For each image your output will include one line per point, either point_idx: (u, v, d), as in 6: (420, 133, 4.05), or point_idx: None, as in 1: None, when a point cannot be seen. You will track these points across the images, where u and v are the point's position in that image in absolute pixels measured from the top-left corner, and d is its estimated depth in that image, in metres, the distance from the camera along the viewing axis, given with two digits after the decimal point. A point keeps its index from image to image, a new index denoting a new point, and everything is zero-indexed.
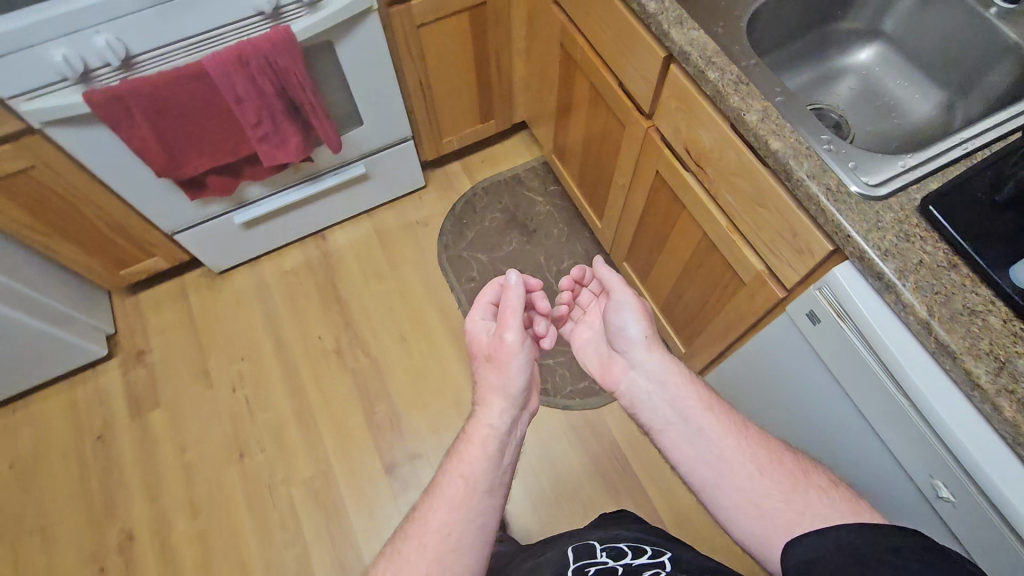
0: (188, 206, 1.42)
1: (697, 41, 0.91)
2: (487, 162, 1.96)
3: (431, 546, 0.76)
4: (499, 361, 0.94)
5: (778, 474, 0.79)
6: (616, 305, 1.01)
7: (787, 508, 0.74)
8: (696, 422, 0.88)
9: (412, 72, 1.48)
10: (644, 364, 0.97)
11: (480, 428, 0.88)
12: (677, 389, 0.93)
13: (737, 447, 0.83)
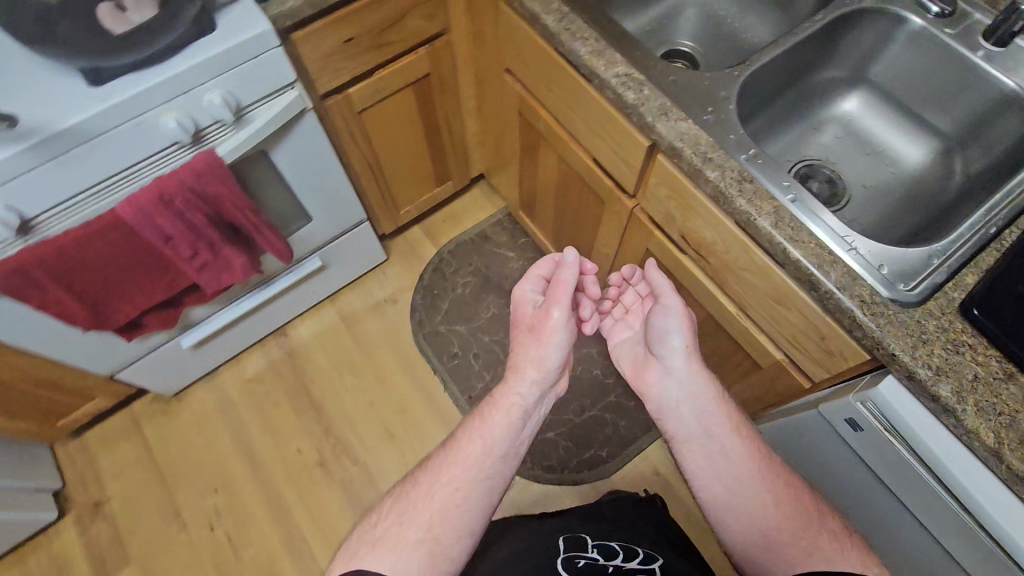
0: (126, 346, 1.24)
1: (688, 134, 0.82)
2: (450, 221, 1.83)
3: (435, 506, 0.77)
4: (538, 331, 0.91)
5: (792, 501, 0.76)
6: (659, 308, 0.90)
7: (791, 535, 0.73)
8: (718, 439, 0.81)
9: (360, 156, 1.34)
10: (682, 375, 0.86)
11: (506, 400, 0.87)
12: (709, 405, 0.83)
13: (759, 473, 0.78)
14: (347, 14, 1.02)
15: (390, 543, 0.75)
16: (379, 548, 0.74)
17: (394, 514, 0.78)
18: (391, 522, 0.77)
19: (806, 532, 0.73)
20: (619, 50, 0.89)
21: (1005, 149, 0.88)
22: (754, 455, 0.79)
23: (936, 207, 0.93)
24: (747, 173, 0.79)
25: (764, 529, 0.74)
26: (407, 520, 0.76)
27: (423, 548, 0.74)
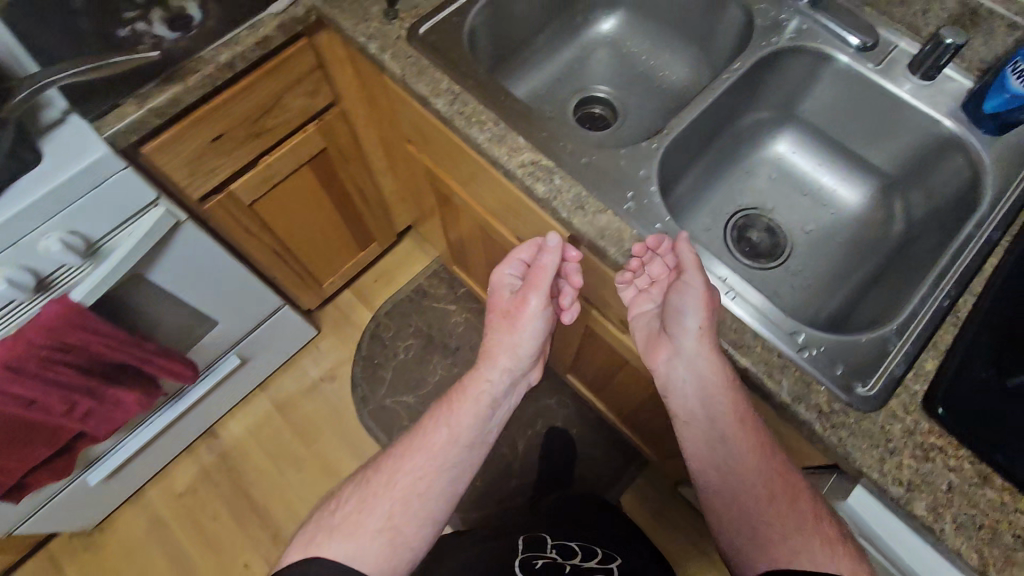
0: (19, 506, 1.09)
1: (609, 229, 0.73)
2: (382, 279, 1.70)
3: (394, 492, 0.75)
4: (512, 318, 0.81)
5: (791, 487, 0.67)
6: (677, 289, 0.67)
7: (781, 527, 0.65)
8: (716, 425, 0.69)
9: (260, 244, 1.20)
10: (692, 365, 0.68)
11: (477, 389, 0.81)
12: (716, 394, 0.67)
13: (758, 461, 0.68)
14: (204, 113, 0.88)
15: (348, 531, 0.72)
16: (335, 537, 0.72)
17: (351, 504, 0.75)
18: (348, 510, 0.74)
19: (796, 531, 0.65)
20: (522, 133, 0.78)
21: (946, 196, 0.82)
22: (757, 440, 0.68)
23: (882, 257, 0.86)
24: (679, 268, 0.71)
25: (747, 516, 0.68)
26: (367, 509, 0.74)
27: (382, 540, 0.72)
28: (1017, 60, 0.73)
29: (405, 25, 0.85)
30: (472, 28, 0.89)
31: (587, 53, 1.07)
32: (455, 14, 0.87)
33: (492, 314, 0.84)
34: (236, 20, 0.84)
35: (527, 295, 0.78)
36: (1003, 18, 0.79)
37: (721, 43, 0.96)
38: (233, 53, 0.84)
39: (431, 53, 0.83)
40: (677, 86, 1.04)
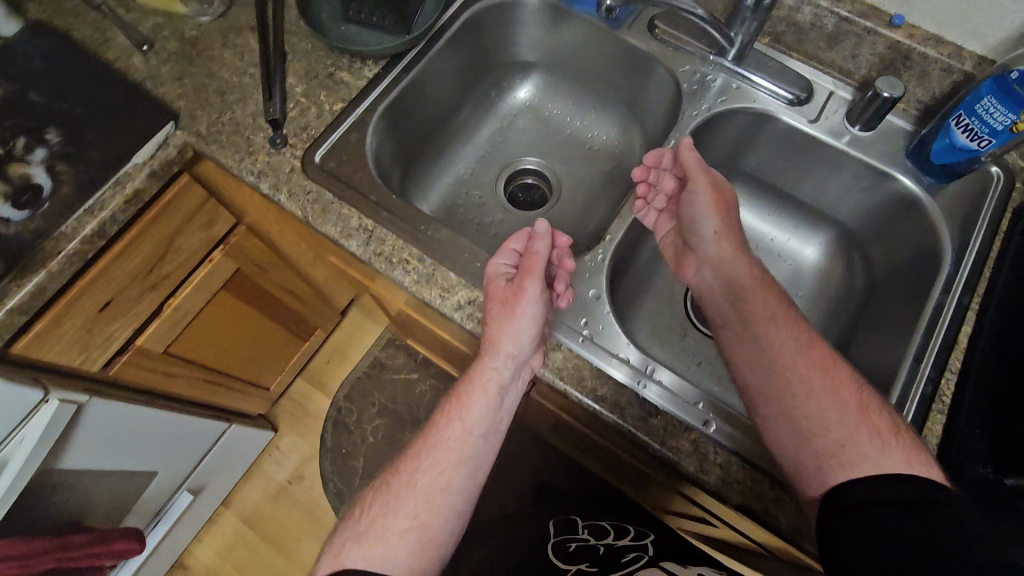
0: None
1: (566, 367, 0.66)
2: (334, 359, 1.59)
3: (417, 488, 0.64)
4: (512, 302, 0.64)
5: (842, 384, 0.62)
6: (689, 203, 0.74)
7: (833, 428, 0.60)
8: (751, 323, 0.68)
9: (186, 381, 1.08)
10: (720, 267, 0.72)
11: (484, 384, 0.67)
12: (742, 288, 0.70)
13: (802, 358, 0.64)
14: (82, 287, 0.75)
15: (378, 535, 0.62)
16: (366, 542, 0.61)
17: (373, 504, 0.65)
18: (374, 510, 0.64)
19: (850, 427, 0.60)
20: (453, 268, 0.70)
21: (908, 251, 0.77)
22: (798, 334, 0.66)
23: (851, 313, 0.82)
24: (648, 400, 0.64)
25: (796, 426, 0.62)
26: (394, 509, 0.63)
27: (415, 539, 0.62)
28: (959, 112, 0.69)
29: (296, 154, 0.75)
30: (376, 140, 0.79)
31: (509, 124, 0.98)
32: (353, 129, 0.77)
33: (485, 305, 0.67)
34: (95, 181, 0.72)
35: (525, 281, 0.64)
36: (937, 61, 0.73)
37: (651, 103, 0.89)
38: (99, 219, 0.72)
39: (333, 183, 0.73)
40: (611, 147, 0.95)
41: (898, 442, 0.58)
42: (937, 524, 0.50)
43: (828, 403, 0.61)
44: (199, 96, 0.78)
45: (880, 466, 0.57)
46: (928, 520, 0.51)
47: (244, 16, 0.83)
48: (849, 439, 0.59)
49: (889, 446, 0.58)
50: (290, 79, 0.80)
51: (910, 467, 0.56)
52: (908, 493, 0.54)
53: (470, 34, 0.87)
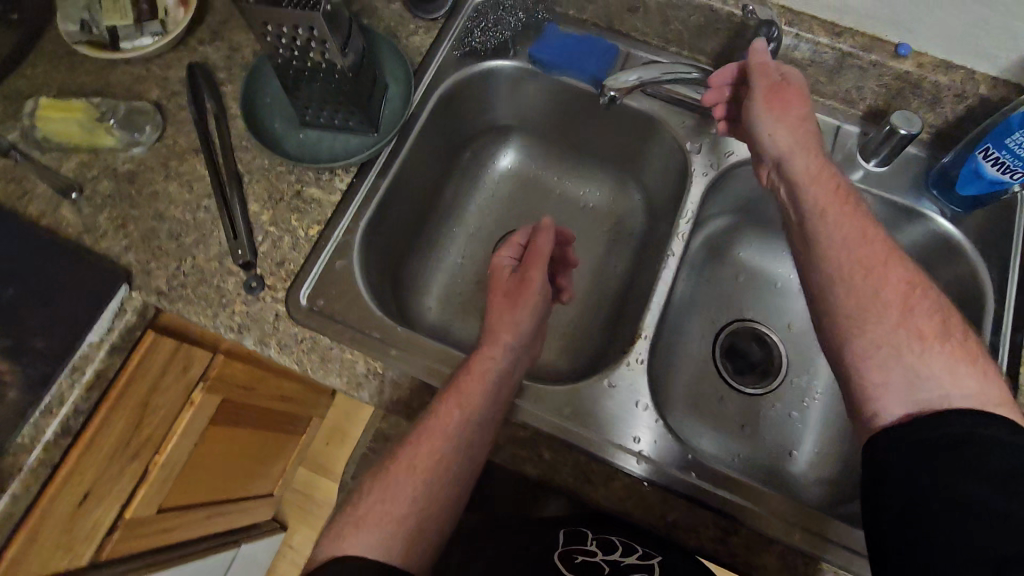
0: None
1: (631, 495, 0.60)
2: (336, 437, 1.50)
3: (420, 472, 0.59)
4: (517, 292, 0.68)
5: (890, 279, 0.56)
6: (750, 110, 0.66)
7: (871, 326, 0.55)
8: (804, 222, 0.63)
9: (184, 525, 0.96)
10: (784, 173, 0.65)
11: (489, 370, 0.62)
12: (800, 186, 0.63)
13: (849, 255, 0.58)
14: (55, 492, 0.63)
15: (377, 520, 0.57)
16: (363, 527, 0.56)
17: (372, 486, 0.59)
18: (373, 494, 0.58)
19: (892, 325, 0.55)
20: None
21: (941, 288, 0.74)
22: (854, 227, 0.59)
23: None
24: (711, 491, 0.61)
25: (836, 318, 0.57)
26: (399, 493, 0.58)
27: (416, 520, 0.58)
28: (987, 144, 0.65)
29: (277, 296, 0.66)
30: (363, 258, 0.70)
31: (496, 194, 0.89)
32: (336, 254, 0.69)
33: (490, 298, 0.70)
34: (48, 376, 0.62)
35: (528, 272, 0.68)
36: (950, 88, 0.68)
37: (649, 157, 0.82)
38: (59, 416, 0.63)
39: (328, 325, 0.65)
40: (610, 205, 0.87)
41: (943, 346, 0.53)
42: (979, 463, 0.45)
43: (869, 298, 0.56)
44: (149, 245, 0.68)
45: (921, 376, 0.52)
46: (966, 470, 0.45)
47: (182, 136, 0.72)
48: (889, 339, 0.54)
49: (930, 354, 0.53)
50: (252, 206, 0.70)
51: (953, 381, 0.51)
52: (939, 429, 0.48)
53: (440, 115, 0.78)
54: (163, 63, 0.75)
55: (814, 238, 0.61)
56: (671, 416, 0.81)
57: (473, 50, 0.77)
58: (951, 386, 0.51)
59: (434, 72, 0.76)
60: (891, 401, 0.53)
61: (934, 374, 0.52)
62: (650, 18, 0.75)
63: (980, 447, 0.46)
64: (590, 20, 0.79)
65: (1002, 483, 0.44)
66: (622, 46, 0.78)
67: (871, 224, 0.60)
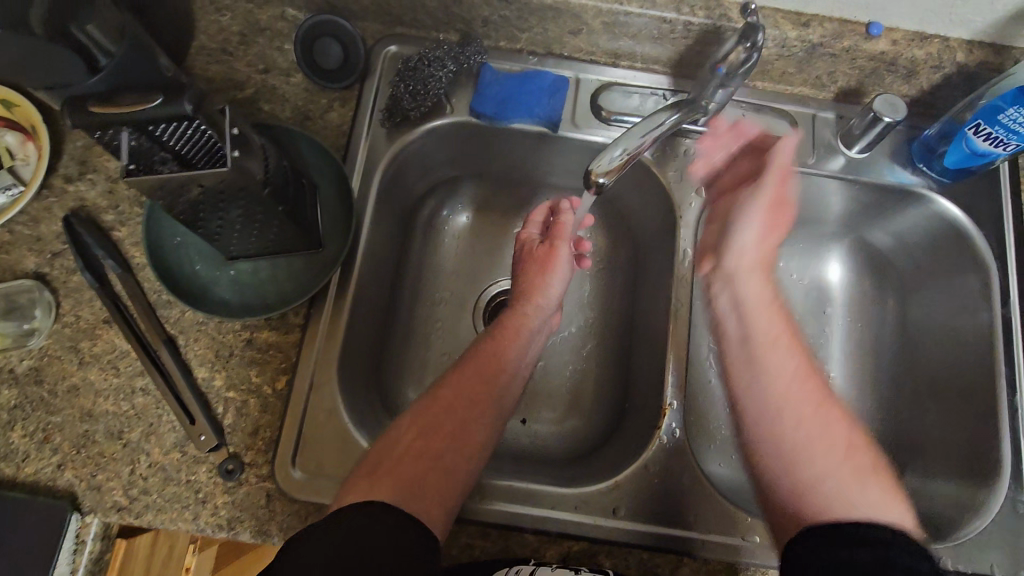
0: None
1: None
2: None
3: (453, 415, 0.56)
4: (546, 258, 0.68)
5: (836, 421, 0.52)
6: (749, 196, 0.60)
7: (819, 455, 0.51)
8: (750, 344, 0.56)
9: None
10: (736, 283, 0.59)
11: (525, 332, 0.64)
12: (753, 310, 0.57)
13: (795, 389, 0.53)
14: None
15: (406, 467, 0.51)
16: (386, 476, 0.50)
17: (394, 437, 0.54)
18: (400, 441, 0.53)
19: (835, 458, 0.50)
20: (521, 523, 0.57)
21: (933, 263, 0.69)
22: (803, 361, 0.55)
23: (894, 339, 0.73)
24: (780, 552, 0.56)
25: (788, 440, 0.52)
26: (431, 437, 0.54)
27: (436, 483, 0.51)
28: (975, 121, 0.60)
29: (262, 473, 0.56)
30: (345, 393, 0.61)
31: (459, 255, 0.78)
32: (313, 401, 0.59)
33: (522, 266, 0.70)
34: None
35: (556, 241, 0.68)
36: (927, 59, 0.63)
37: (620, 186, 0.74)
38: None
39: (328, 488, 0.56)
40: (587, 237, 0.79)
41: (879, 484, 0.49)
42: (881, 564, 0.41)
43: (818, 432, 0.52)
44: (89, 455, 0.56)
45: (857, 501, 0.48)
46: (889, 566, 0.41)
47: (84, 306, 0.59)
48: (833, 473, 0.50)
49: (868, 491, 0.49)
50: (196, 371, 0.58)
51: (877, 506, 0.48)
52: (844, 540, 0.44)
53: (383, 195, 0.67)
54: (30, 220, 0.61)
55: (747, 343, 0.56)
56: (704, 447, 0.74)
57: (405, 118, 0.66)
58: (890, 516, 0.47)
59: (365, 153, 0.65)
60: (828, 514, 0.48)
61: (867, 507, 0.47)
62: (594, 36, 0.66)
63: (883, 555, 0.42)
64: (524, 49, 0.69)
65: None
66: (567, 72, 0.69)
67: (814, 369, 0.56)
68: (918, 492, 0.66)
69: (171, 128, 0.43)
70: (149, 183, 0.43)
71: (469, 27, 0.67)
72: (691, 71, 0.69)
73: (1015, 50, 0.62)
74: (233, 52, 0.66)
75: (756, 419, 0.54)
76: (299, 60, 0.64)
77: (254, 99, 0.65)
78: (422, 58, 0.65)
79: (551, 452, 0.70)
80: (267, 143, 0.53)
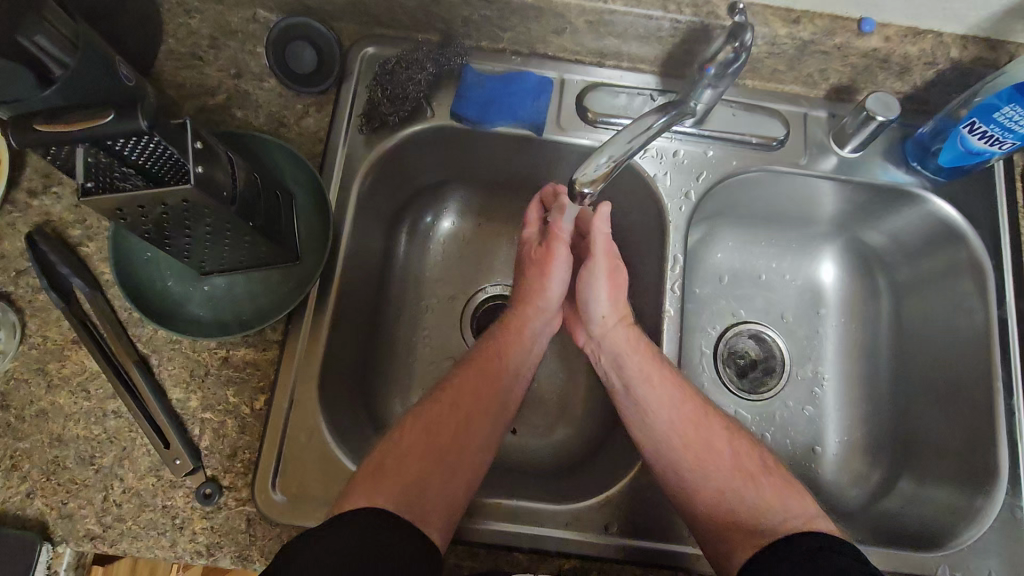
0: None
1: None
2: None
3: (456, 422, 0.55)
4: (544, 260, 0.63)
5: (718, 434, 0.57)
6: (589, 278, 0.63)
7: (713, 473, 0.55)
8: (630, 391, 0.60)
9: None
10: (605, 341, 0.62)
11: (525, 335, 0.63)
12: (623, 358, 0.61)
13: (676, 423, 0.58)
14: None
15: (405, 471, 0.51)
16: (385, 480, 0.49)
17: (391, 441, 0.53)
18: (400, 445, 0.53)
19: (728, 470, 0.55)
20: (512, 541, 0.55)
21: (931, 263, 0.68)
22: (675, 391, 0.59)
23: (889, 341, 0.72)
24: None
25: (682, 475, 0.55)
26: (431, 442, 0.53)
27: (436, 489, 0.51)
28: (971, 118, 0.59)
29: (242, 497, 0.54)
30: (327, 410, 0.59)
31: (444, 262, 0.76)
32: (294, 420, 0.57)
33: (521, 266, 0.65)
34: None
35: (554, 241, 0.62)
36: (920, 56, 0.61)
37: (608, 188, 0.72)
38: None
39: (311, 510, 0.55)
40: None
41: (768, 479, 0.54)
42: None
43: (706, 451, 0.56)
44: (59, 482, 0.54)
45: (761, 506, 0.52)
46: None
47: (52, 326, 0.57)
48: (729, 483, 0.54)
49: (761, 489, 0.54)
50: (170, 392, 0.56)
51: (785, 508, 0.52)
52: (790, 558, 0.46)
53: (364, 203, 0.65)
54: None
55: (628, 390, 0.60)
56: None
57: (384, 124, 0.63)
58: (788, 510, 0.52)
59: (343, 160, 0.63)
60: (754, 532, 0.51)
61: (767, 509, 0.52)
62: (578, 35, 0.64)
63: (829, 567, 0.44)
64: (507, 49, 0.67)
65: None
66: (551, 72, 0.67)
67: (687, 389, 0.59)
68: (916, 498, 0.64)
69: (132, 142, 0.41)
70: (107, 203, 0.40)
71: (449, 28, 0.65)
72: (679, 70, 0.67)
73: (1010, 45, 0.61)
74: (203, 57, 0.63)
75: (658, 462, 0.57)
76: (273, 64, 0.62)
77: (226, 106, 0.62)
78: (400, 61, 0.63)
79: (541, 463, 0.69)
80: (235, 155, 0.51)
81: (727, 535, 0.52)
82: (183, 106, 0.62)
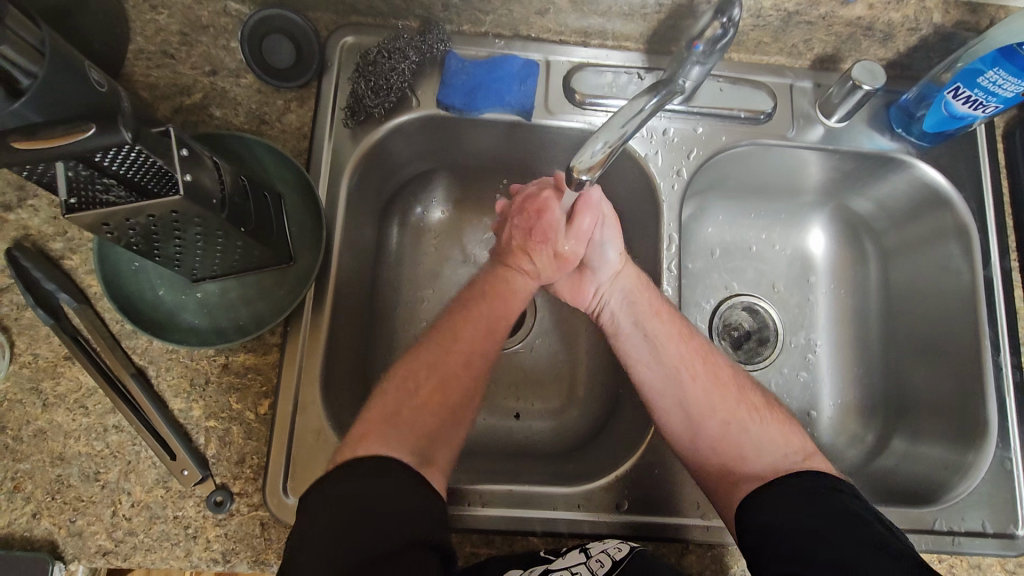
0: None
1: (713, 555, 0.57)
2: None
3: (464, 370, 0.56)
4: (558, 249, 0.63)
5: (720, 369, 0.59)
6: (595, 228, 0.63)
7: (718, 409, 0.57)
8: (639, 327, 0.61)
9: None
10: (614, 282, 0.63)
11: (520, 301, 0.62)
12: (632, 295, 0.62)
13: (681, 357, 0.59)
14: None
15: (417, 428, 0.51)
16: (393, 434, 0.50)
17: (400, 396, 0.53)
18: (413, 398, 0.53)
19: (733, 407, 0.57)
20: (524, 526, 0.56)
21: (916, 227, 0.70)
22: (682, 327, 0.61)
23: (878, 304, 0.73)
24: None
25: (689, 414, 0.57)
26: (442, 390, 0.54)
27: (441, 439, 0.52)
28: (955, 84, 0.60)
29: (253, 502, 0.54)
30: (332, 411, 0.59)
31: (436, 252, 0.75)
32: (301, 423, 0.57)
33: (532, 245, 0.63)
34: None
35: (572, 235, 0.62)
36: (904, 22, 0.61)
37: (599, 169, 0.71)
38: None
39: None
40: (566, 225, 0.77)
41: (772, 416, 0.57)
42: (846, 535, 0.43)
43: (711, 384, 0.58)
44: (65, 501, 0.53)
45: (764, 441, 0.54)
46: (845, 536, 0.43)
47: (41, 344, 0.55)
48: (735, 418, 0.56)
49: (762, 425, 0.55)
50: (171, 403, 0.55)
51: (786, 445, 0.54)
52: (808, 509, 0.47)
53: (354, 197, 0.64)
54: None
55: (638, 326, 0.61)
56: None
57: (370, 117, 0.62)
58: (788, 447, 0.54)
59: (330, 157, 0.62)
60: (758, 470, 0.53)
61: (771, 444, 0.54)
62: (562, 15, 0.63)
63: (849, 524, 0.44)
64: (489, 32, 0.65)
65: (865, 551, 0.42)
66: (536, 54, 0.66)
67: (690, 327, 0.62)
68: (909, 455, 0.67)
69: (115, 155, 0.39)
70: (89, 220, 0.39)
71: (430, 12, 0.63)
72: (664, 45, 0.66)
73: (992, 8, 0.61)
74: (174, 54, 0.60)
75: (663, 402, 0.58)
76: (248, 59, 0.60)
77: (203, 105, 0.60)
78: (381, 51, 0.61)
79: (546, 445, 0.69)
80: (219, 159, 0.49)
81: (728, 479, 0.53)
82: (159, 108, 0.60)
